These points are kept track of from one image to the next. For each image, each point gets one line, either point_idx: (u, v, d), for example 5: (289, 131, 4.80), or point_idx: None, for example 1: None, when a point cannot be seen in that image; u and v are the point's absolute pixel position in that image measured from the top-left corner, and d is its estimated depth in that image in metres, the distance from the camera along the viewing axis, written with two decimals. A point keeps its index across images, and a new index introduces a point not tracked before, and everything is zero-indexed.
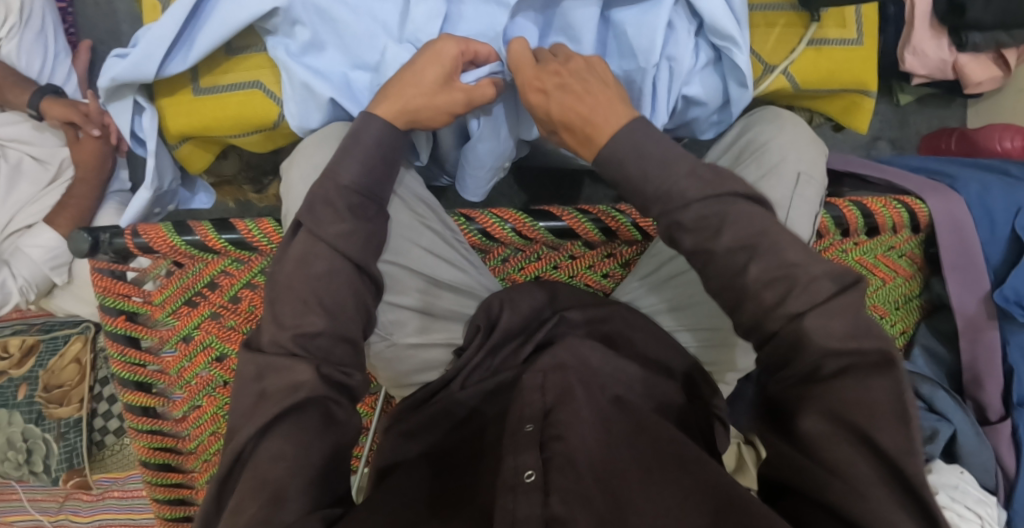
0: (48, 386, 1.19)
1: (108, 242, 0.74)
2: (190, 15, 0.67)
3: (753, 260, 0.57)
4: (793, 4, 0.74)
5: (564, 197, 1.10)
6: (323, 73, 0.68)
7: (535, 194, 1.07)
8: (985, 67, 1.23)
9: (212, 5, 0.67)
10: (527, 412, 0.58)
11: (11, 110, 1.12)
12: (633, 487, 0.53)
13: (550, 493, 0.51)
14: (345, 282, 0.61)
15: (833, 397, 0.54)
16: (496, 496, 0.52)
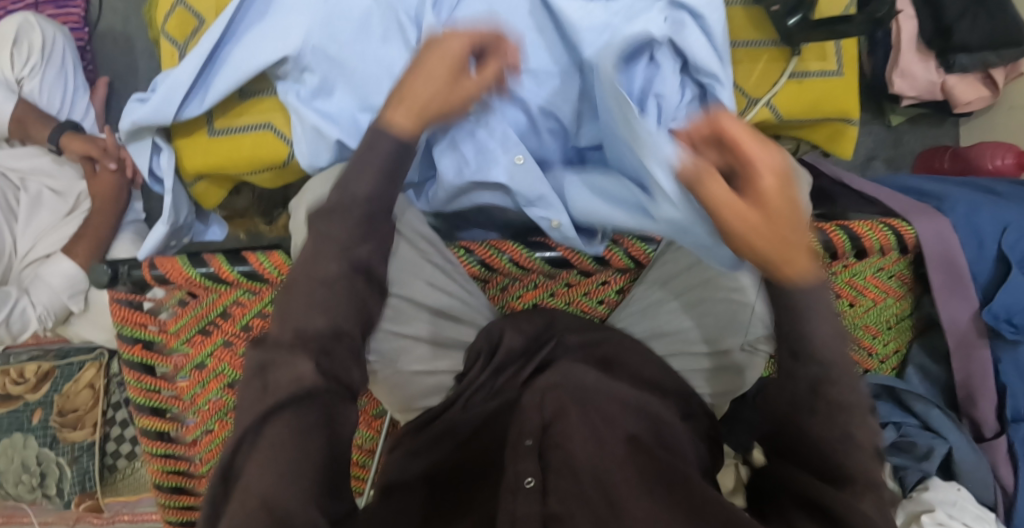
0: (63, 410, 1.23)
1: (127, 274, 0.79)
2: (206, 63, 0.71)
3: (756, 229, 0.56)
4: (774, 39, 0.77)
5: None
6: (331, 116, 0.70)
7: None
8: (973, 87, 1.26)
9: (227, 53, 0.72)
10: (525, 427, 0.62)
11: (33, 144, 1.17)
12: (631, 497, 0.57)
13: (549, 495, 0.57)
14: None
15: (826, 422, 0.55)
16: (499, 500, 0.58)
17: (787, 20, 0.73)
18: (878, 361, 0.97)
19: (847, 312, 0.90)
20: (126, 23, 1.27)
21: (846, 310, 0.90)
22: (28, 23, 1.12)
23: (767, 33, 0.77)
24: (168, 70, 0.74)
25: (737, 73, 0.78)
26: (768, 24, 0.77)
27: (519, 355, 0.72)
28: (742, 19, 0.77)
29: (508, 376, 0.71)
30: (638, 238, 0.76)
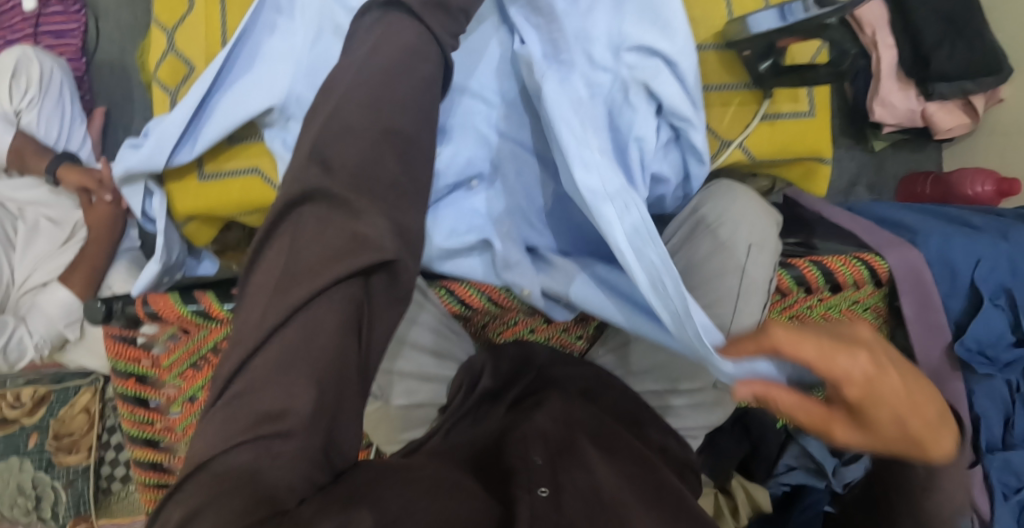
0: (58, 435, 1.25)
1: (121, 310, 0.81)
2: (196, 112, 0.74)
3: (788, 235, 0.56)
4: (746, 82, 0.80)
5: None
6: None
7: None
8: (953, 114, 1.28)
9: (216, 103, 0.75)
10: (530, 446, 0.57)
11: (30, 175, 1.19)
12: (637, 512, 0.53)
13: (560, 506, 0.50)
14: None
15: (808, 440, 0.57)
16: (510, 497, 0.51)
17: (758, 65, 0.76)
18: None
19: None
20: (123, 54, 1.30)
21: None
22: (26, 57, 1.15)
23: (740, 76, 0.80)
24: (160, 116, 0.77)
25: (709, 116, 0.80)
26: (740, 68, 0.79)
27: (502, 386, 0.74)
28: (714, 63, 0.79)
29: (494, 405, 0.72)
30: None
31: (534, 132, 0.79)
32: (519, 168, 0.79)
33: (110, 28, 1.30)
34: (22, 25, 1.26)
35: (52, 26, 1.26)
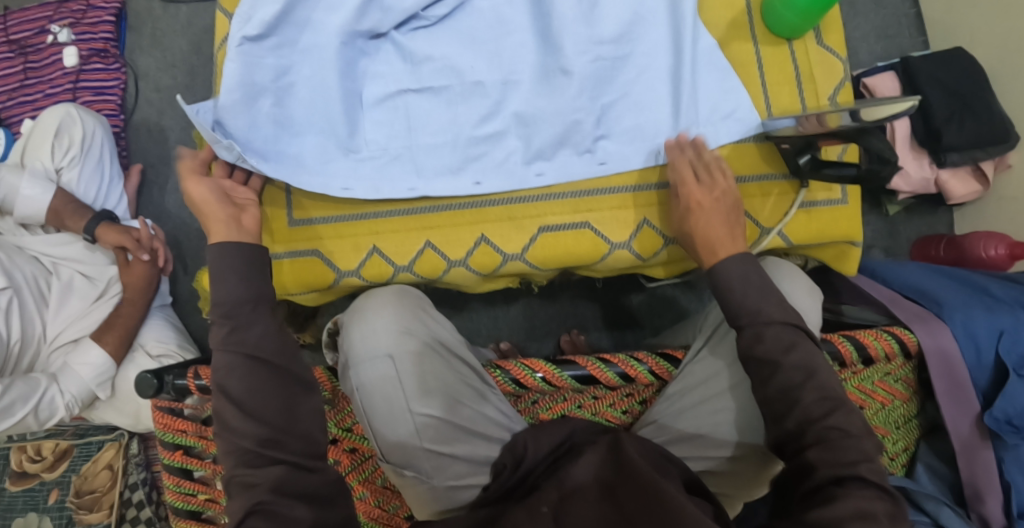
0: (80, 491, 1.22)
1: (171, 383, 0.83)
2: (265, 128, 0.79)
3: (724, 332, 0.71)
4: (784, 173, 0.84)
5: (679, 317, 1.23)
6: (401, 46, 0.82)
7: (660, 325, 1.23)
8: (965, 181, 1.32)
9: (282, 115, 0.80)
10: (543, 496, 0.68)
11: (66, 231, 1.19)
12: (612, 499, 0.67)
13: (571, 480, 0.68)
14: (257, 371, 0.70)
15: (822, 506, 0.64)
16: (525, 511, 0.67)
17: (797, 159, 0.81)
18: (889, 458, 1.03)
19: None
20: (161, 114, 1.34)
21: None
22: (70, 116, 1.17)
23: (778, 167, 0.84)
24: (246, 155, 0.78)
25: (751, 206, 0.84)
26: (778, 160, 0.84)
27: (547, 456, 0.75)
28: (756, 155, 0.84)
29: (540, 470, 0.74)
30: (659, 357, 0.81)
31: (462, 92, 0.82)
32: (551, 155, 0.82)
33: (151, 88, 1.35)
34: (62, 80, 1.29)
35: (93, 83, 1.31)
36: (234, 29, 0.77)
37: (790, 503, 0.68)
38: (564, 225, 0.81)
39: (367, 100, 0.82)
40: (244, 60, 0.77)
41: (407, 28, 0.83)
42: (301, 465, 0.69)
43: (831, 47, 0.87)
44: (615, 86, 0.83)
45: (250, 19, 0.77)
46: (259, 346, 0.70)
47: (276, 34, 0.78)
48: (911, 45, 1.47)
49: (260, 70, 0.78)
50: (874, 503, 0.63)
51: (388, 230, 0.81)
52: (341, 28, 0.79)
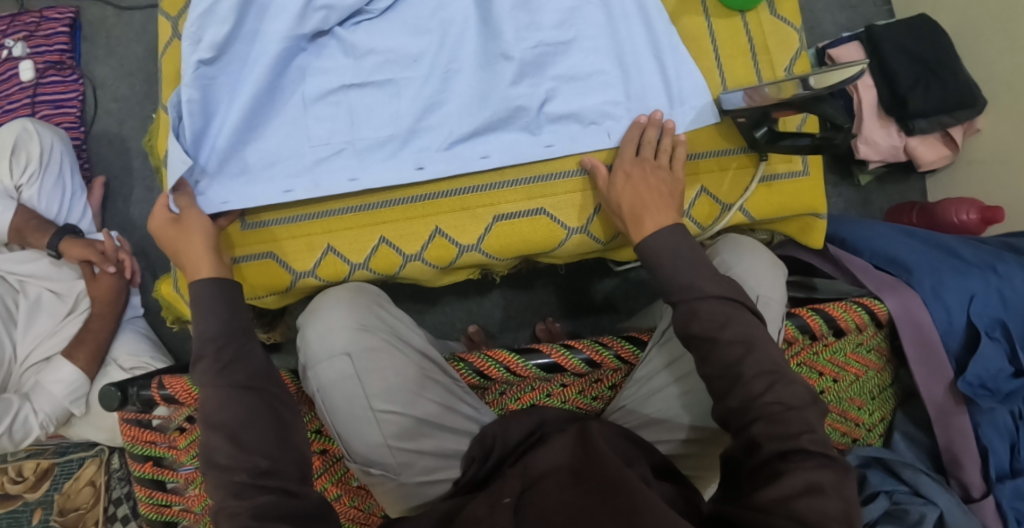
0: (64, 510, 1.20)
1: (136, 395, 0.82)
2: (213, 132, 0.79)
3: (686, 312, 0.71)
4: (743, 147, 0.84)
5: (651, 298, 1.23)
6: (347, 40, 0.81)
7: (634, 307, 1.23)
8: (933, 147, 1.32)
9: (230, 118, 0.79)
10: (507, 489, 0.68)
11: (30, 248, 1.18)
12: (572, 486, 0.67)
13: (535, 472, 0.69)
14: (245, 401, 0.68)
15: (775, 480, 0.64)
16: (488, 503, 0.67)
17: (754, 132, 0.80)
18: (866, 429, 1.04)
19: (831, 387, 0.97)
20: (121, 124, 1.33)
21: (831, 387, 0.96)
22: (27, 131, 1.15)
23: (736, 142, 0.84)
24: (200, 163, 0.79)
25: (709, 182, 0.83)
26: (735, 135, 0.83)
27: (517, 447, 0.75)
28: (712, 131, 0.83)
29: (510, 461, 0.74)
30: (623, 340, 0.82)
31: (409, 83, 0.81)
32: (500, 141, 0.81)
33: (110, 99, 1.33)
34: (19, 95, 1.28)
35: (50, 96, 1.29)
36: (187, 53, 0.76)
37: (739, 481, 0.68)
38: (519, 212, 0.80)
39: (307, 96, 0.80)
40: (194, 74, 0.77)
41: (351, 23, 0.81)
42: (290, 490, 0.67)
43: (784, 17, 0.86)
44: (552, 71, 0.82)
45: (200, 40, 0.76)
46: (249, 375, 0.69)
47: (226, 54, 0.78)
48: (876, 14, 1.47)
49: (214, 89, 0.78)
50: (823, 474, 0.64)
51: (342, 227, 0.80)
52: (286, 36, 0.78)
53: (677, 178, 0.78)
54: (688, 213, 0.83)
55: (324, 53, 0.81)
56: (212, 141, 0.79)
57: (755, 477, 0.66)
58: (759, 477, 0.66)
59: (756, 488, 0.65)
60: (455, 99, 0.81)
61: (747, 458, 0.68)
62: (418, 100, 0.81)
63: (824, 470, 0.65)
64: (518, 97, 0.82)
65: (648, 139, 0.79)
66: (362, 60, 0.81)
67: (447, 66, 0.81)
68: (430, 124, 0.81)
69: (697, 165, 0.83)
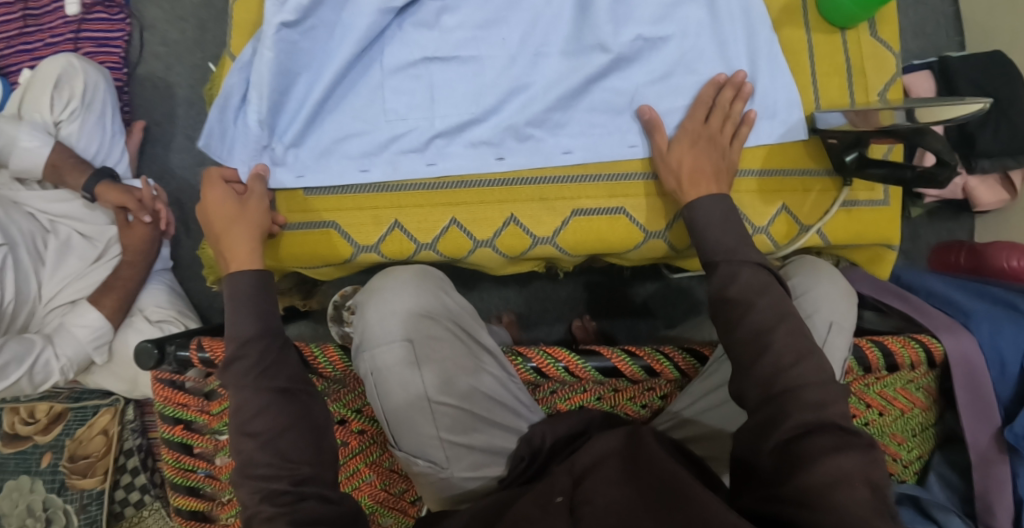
0: (74, 456, 1.18)
1: (172, 355, 0.80)
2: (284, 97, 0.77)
3: (759, 335, 0.67)
4: (829, 169, 0.82)
5: (693, 308, 1.20)
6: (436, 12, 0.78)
7: (672, 318, 1.20)
8: (992, 189, 1.29)
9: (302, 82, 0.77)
10: (557, 485, 0.66)
11: (65, 188, 1.15)
12: (609, 479, 0.65)
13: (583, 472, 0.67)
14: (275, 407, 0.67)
15: (810, 468, 0.61)
16: (537, 499, 0.65)
17: (844, 155, 0.79)
18: (902, 465, 1.00)
19: (876, 421, 0.94)
20: (167, 70, 1.29)
21: (876, 419, 0.93)
22: (73, 67, 1.11)
23: (823, 163, 0.82)
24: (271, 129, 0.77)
25: (790, 200, 0.82)
26: (823, 155, 0.82)
27: (564, 444, 0.73)
28: (801, 150, 0.81)
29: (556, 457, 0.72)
30: (684, 352, 0.79)
31: (496, 63, 0.78)
32: (583, 131, 0.78)
33: (158, 41, 1.30)
34: (63, 29, 1.24)
35: (95, 34, 1.25)
36: (270, 14, 0.73)
37: (757, 463, 0.65)
38: (598, 209, 0.77)
39: (386, 65, 0.78)
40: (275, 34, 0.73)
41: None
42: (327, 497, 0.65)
43: (884, 40, 0.84)
44: (641, 67, 0.79)
45: (284, 1, 0.73)
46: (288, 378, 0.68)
47: (311, 16, 0.75)
48: (947, 45, 1.44)
49: (293, 52, 0.75)
50: (847, 459, 0.62)
51: (411, 205, 0.77)
52: (375, 6, 0.75)
53: (733, 154, 0.76)
54: (767, 228, 0.81)
55: (411, 21, 0.78)
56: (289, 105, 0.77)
57: (778, 459, 0.63)
58: (784, 460, 0.63)
59: (781, 473, 0.63)
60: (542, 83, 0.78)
61: (768, 437, 0.64)
62: (503, 82, 0.78)
63: (849, 452, 0.62)
64: (603, 89, 0.79)
65: (721, 102, 0.77)
66: (450, 33, 0.78)
67: (531, 49, 0.78)
68: (511, 109, 0.78)
69: (781, 182, 0.82)
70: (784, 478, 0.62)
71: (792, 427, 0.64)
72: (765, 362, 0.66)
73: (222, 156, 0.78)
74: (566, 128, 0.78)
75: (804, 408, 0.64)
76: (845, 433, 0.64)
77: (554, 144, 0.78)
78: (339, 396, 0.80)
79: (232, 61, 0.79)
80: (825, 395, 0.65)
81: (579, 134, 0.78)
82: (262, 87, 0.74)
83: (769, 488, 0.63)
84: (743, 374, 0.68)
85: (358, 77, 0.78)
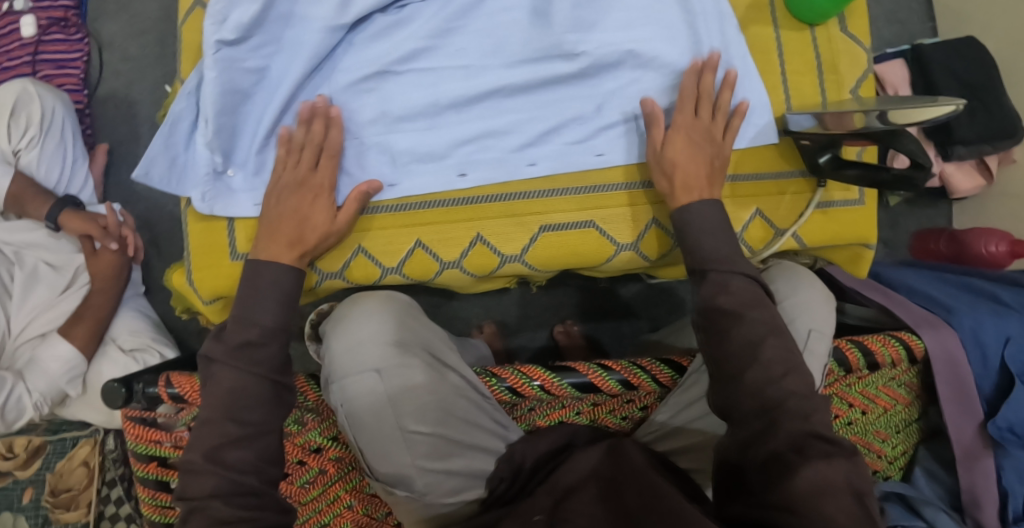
0: (55, 490, 1.15)
1: (141, 391, 0.80)
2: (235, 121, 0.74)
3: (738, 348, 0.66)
4: (801, 170, 0.81)
5: (676, 308, 1.20)
6: (388, 25, 0.76)
7: (653, 319, 1.19)
8: (970, 176, 1.29)
9: (253, 105, 0.74)
10: (537, 504, 0.65)
11: (28, 218, 1.12)
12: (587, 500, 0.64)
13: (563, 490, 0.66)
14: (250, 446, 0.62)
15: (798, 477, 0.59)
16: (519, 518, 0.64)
17: (818, 157, 0.77)
18: (887, 462, 1.00)
19: (859, 419, 0.93)
20: (129, 89, 1.26)
21: (859, 418, 0.92)
22: (28, 94, 1.08)
23: (796, 164, 0.81)
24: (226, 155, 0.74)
25: (765, 204, 0.80)
26: (796, 157, 0.81)
27: (546, 462, 0.73)
28: (772, 153, 0.80)
29: (535, 475, 0.72)
30: (661, 363, 0.78)
31: (453, 76, 0.76)
32: (545, 144, 0.76)
33: (118, 61, 1.27)
34: (20, 51, 1.20)
35: (53, 55, 1.22)
36: (208, 32, 0.71)
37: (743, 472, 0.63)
38: (567, 224, 0.76)
39: (337, 83, 0.75)
40: (220, 59, 0.71)
41: (394, 9, 0.76)
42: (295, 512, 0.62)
43: (854, 35, 0.83)
44: (606, 75, 0.77)
45: (225, 19, 0.71)
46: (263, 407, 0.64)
47: (256, 36, 0.72)
48: (920, 31, 1.43)
49: (241, 75, 0.73)
50: (834, 467, 0.60)
51: (374, 228, 0.75)
52: (323, 24, 0.72)
53: (725, 148, 0.75)
54: (635, 245, 0.77)
55: (364, 36, 0.76)
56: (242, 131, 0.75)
57: (762, 469, 0.62)
58: (769, 471, 0.61)
59: (767, 482, 0.61)
60: (501, 95, 0.76)
61: (752, 448, 0.63)
62: (461, 95, 0.75)
63: (837, 461, 0.61)
64: (564, 100, 0.77)
65: (706, 93, 0.75)
66: (402, 45, 0.75)
67: (489, 61, 0.76)
68: (470, 123, 0.76)
69: (755, 188, 0.81)
70: (770, 486, 0.61)
71: (783, 440, 0.62)
72: (746, 378, 0.65)
73: (173, 187, 0.75)
74: (528, 140, 0.76)
75: (786, 424, 0.63)
76: (830, 441, 0.62)
77: (517, 158, 0.76)
78: (313, 425, 0.78)
79: (180, 86, 0.77)
80: (803, 409, 0.64)
81: (542, 148, 0.76)
82: (207, 110, 0.72)
83: (754, 497, 0.61)
84: (722, 388, 0.67)
85: (311, 96, 0.75)
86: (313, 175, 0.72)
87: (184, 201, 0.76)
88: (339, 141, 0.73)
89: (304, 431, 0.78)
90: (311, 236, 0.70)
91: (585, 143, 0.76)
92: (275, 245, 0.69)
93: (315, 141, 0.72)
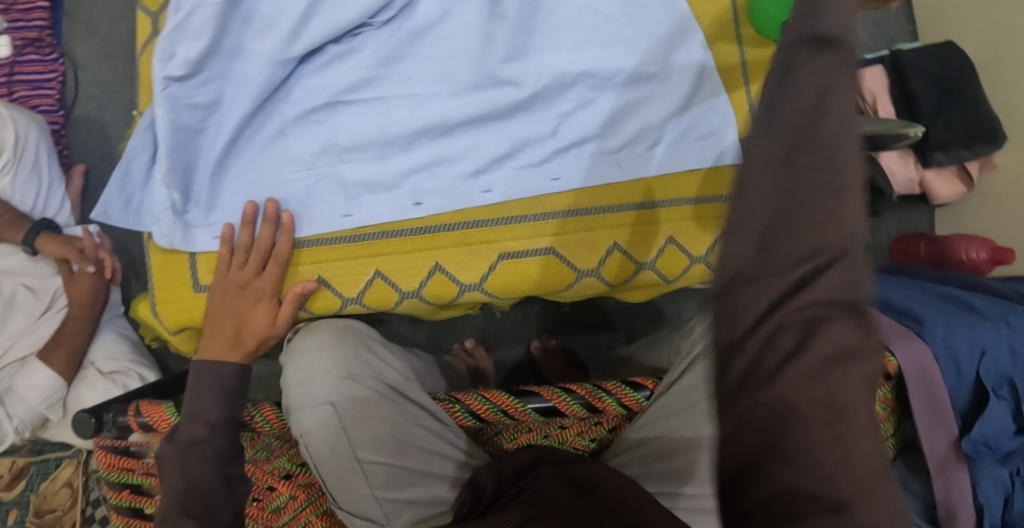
0: (39, 511, 1.15)
1: (112, 420, 0.80)
2: (189, 154, 0.75)
3: None
4: None
5: (655, 319, 1.20)
6: (339, 54, 0.76)
7: (631, 331, 1.19)
8: (950, 182, 1.28)
9: (207, 139, 0.76)
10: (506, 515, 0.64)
11: (4, 242, 1.12)
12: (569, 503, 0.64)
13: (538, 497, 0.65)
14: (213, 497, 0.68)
15: None
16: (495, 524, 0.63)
17: None
18: None
19: None
20: (101, 110, 1.26)
21: None
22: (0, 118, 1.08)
23: None
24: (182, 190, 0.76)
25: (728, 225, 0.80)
26: None
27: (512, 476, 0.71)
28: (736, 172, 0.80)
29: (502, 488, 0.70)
30: (626, 386, 0.78)
31: (404, 103, 0.75)
32: (499, 169, 0.77)
33: (91, 81, 1.27)
34: None
35: (28, 76, 1.22)
36: (156, 69, 0.72)
37: None
38: (524, 252, 0.77)
39: (290, 115, 0.75)
40: (170, 96, 0.72)
41: (347, 38, 0.76)
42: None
43: None
44: (563, 98, 0.77)
45: (173, 56, 0.72)
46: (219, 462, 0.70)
47: (206, 71, 0.73)
48: (899, 34, 1.42)
49: (194, 111, 0.74)
50: None
51: (332, 258, 0.76)
52: (270, 57, 0.73)
53: None
54: (598, 270, 0.79)
55: (315, 66, 0.76)
56: (199, 164, 0.76)
57: None
58: None
59: None
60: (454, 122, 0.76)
61: None
62: (412, 122, 0.75)
63: None
64: (518, 124, 0.77)
65: None
66: (353, 74, 0.75)
67: (439, 88, 0.76)
68: (422, 147, 0.76)
69: (718, 208, 0.80)
70: None
71: None
72: None
73: (132, 223, 0.77)
74: (482, 167, 0.76)
75: None
76: None
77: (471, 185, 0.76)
78: (282, 452, 0.79)
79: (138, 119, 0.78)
80: None
81: (496, 174, 0.76)
82: (161, 147, 0.73)
83: None
84: None
85: (264, 127, 0.76)
86: (256, 279, 0.75)
87: (147, 236, 0.78)
88: (288, 248, 0.75)
89: (271, 458, 0.79)
90: (250, 339, 0.76)
91: (540, 168, 0.77)
92: (216, 346, 0.75)
93: (264, 247, 0.74)
